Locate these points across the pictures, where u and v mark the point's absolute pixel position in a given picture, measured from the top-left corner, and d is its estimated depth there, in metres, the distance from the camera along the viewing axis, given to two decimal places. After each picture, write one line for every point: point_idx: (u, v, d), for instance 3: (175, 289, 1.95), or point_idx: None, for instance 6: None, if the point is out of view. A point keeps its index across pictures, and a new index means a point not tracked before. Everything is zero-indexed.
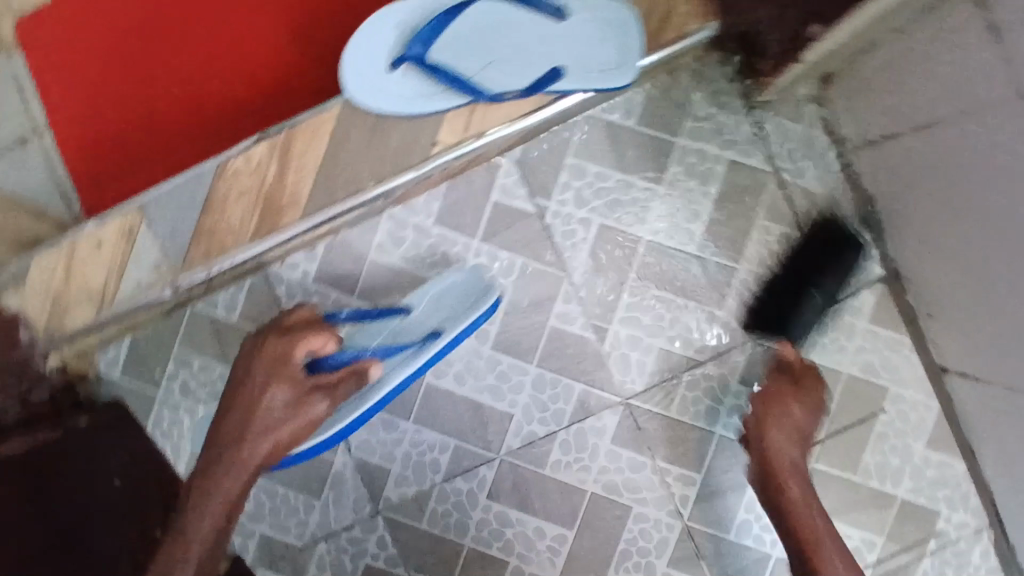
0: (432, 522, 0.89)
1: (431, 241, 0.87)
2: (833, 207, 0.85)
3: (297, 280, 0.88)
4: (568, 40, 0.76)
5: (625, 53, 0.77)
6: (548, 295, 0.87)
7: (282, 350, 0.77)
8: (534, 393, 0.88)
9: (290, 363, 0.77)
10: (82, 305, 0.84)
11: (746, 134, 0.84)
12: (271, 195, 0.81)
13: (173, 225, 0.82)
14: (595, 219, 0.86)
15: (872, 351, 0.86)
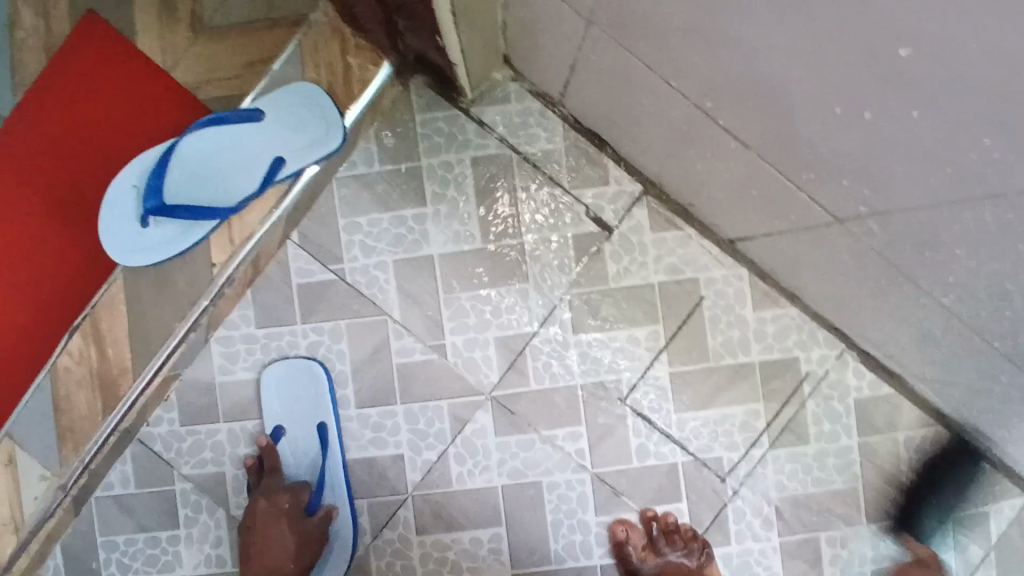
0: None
1: (262, 343, 0.94)
2: (573, 153, 0.94)
3: (166, 431, 0.94)
4: (275, 130, 0.87)
5: (326, 118, 0.89)
6: (382, 339, 0.95)
7: (270, 521, 0.89)
8: (411, 426, 0.95)
9: (276, 531, 0.89)
10: (4, 533, 0.95)
11: (472, 131, 0.94)
12: (103, 372, 0.90)
13: (42, 440, 0.93)
14: (388, 259, 0.94)
15: (668, 253, 0.94)
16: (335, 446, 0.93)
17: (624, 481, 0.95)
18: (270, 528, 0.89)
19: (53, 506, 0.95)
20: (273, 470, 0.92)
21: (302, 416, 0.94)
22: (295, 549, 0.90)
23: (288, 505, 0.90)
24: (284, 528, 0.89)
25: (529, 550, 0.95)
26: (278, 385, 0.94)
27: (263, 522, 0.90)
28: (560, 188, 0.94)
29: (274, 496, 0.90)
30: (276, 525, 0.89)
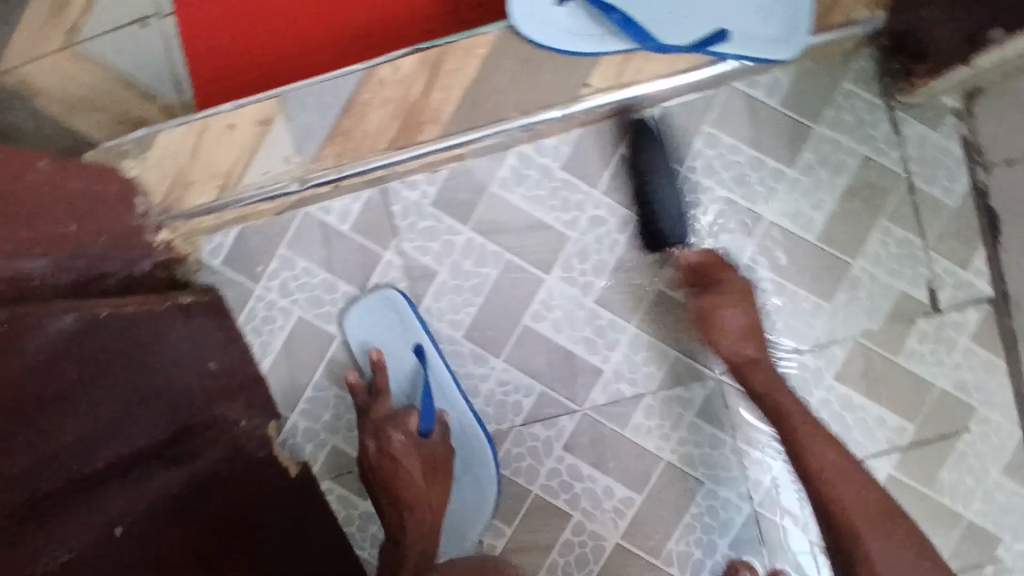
0: (508, 450, 0.89)
1: (552, 185, 0.87)
2: (955, 220, 0.85)
3: (413, 200, 0.88)
4: (738, 11, 0.76)
5: (792, 30, 0.77)
6: (659, 256, 0.87)
7: (390, 443, 0.82)
8: (630, 352, 0.88)
9: (403, 451, 0.81)
10: (204, 185, 0.83)
11: (885, 133, 0.85)
12: (415, 107, 0.81)
13: (311, 122, 0.82)
14: (721, 191, 0.86)
15: (966, 368, 0.87)
16: (434, 364, 0.87)
17: (784, 518, 0.89)
18: (394, 457, 0.81)
19: (270, 196, 0.84)
20: (383, 397, 0.85)
21: (546, 272, 0.88)
22: (423, 472, 0.82)
23: (401, 428, 0.82)
24: (410, 449, 0.82)
25: (646, 531, 0.89)
26: (429, 275, 0.88)
27: (380, 455, 0.82)
28: (920, 240, 0.85)
29: (391, 425, 0.82)
30: (398, 445, 0.82)
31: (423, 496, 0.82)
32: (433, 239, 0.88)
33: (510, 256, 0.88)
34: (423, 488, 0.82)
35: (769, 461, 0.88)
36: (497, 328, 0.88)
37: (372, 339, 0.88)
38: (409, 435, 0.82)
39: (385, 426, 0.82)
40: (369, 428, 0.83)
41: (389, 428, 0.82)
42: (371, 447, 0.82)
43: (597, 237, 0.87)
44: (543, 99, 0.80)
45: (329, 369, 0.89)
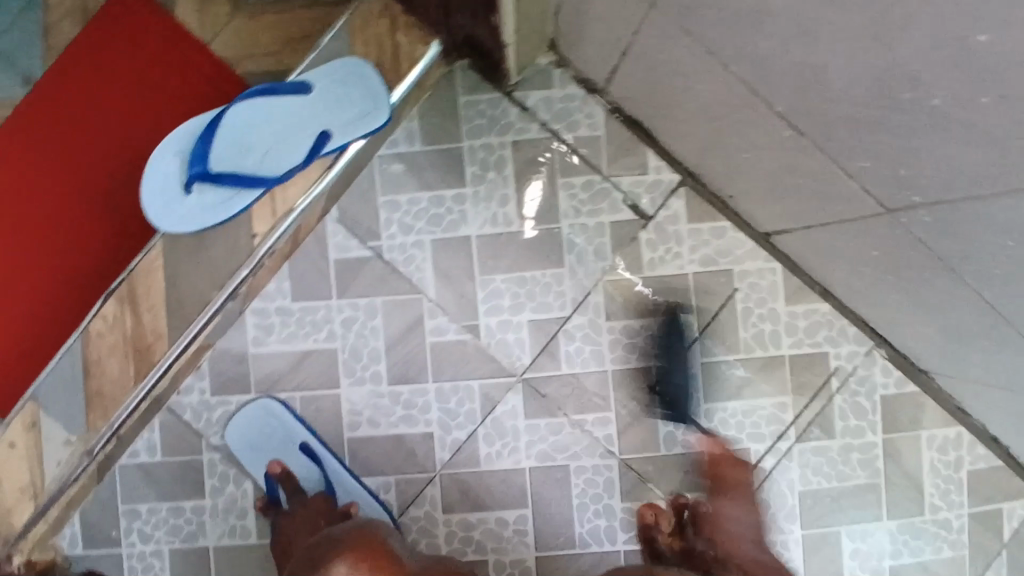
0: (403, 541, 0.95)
1: (297, 318, 0.94)
2: (612, 141, 0.95)
3: (196, 402, 0.94)
4: (320, 108, 0.86)
5: (375, 96, 0.87)
6: (415, 316, 0.95)
7: (306, 520, 0.89)
8: (441, 405, 0.95)
9: (310, 526, 0.89)
10: (21, 502, 0.93)
11: (515, 115, 0.95)
12: (136, 337, 0.89)
13: (65, 402, 0.90)
14: (425, 237, 0.95)
15: (703, 245, 0.95)
16: (325, 457, 0.94)
17: (649, 451, 0.95)
18: (303, 530, 0.89)
19: (75, 477, 0.92)
20: (292, 501, 0.92)
21: (336, 387, 0.95)
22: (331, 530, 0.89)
23: (318, 505, 0.91)
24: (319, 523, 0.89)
25: (551, 531, 0.95)
26: (248, 437, 0.94)
27: (298, 520, 0.90)
28: (598, 173, 0.95)
29: (306, 505, 0.91)
30: (314, 521, 0.89)
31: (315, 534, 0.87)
32: (238, 418, 0.94)
33: (299, 393, 0.95)
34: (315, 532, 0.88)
35: (608, 415, 0.95)
36: (333, 452, 0.95)
37: (263, 454, 0.94)
38: (330, 507, 0.91)
39: (313, 498, 0.92)
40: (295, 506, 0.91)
41: (315, 502, 0.91)
42: (296, 510, 0.91)
43: (356, 334, 0.95)
44: (228, 267, 0.89)
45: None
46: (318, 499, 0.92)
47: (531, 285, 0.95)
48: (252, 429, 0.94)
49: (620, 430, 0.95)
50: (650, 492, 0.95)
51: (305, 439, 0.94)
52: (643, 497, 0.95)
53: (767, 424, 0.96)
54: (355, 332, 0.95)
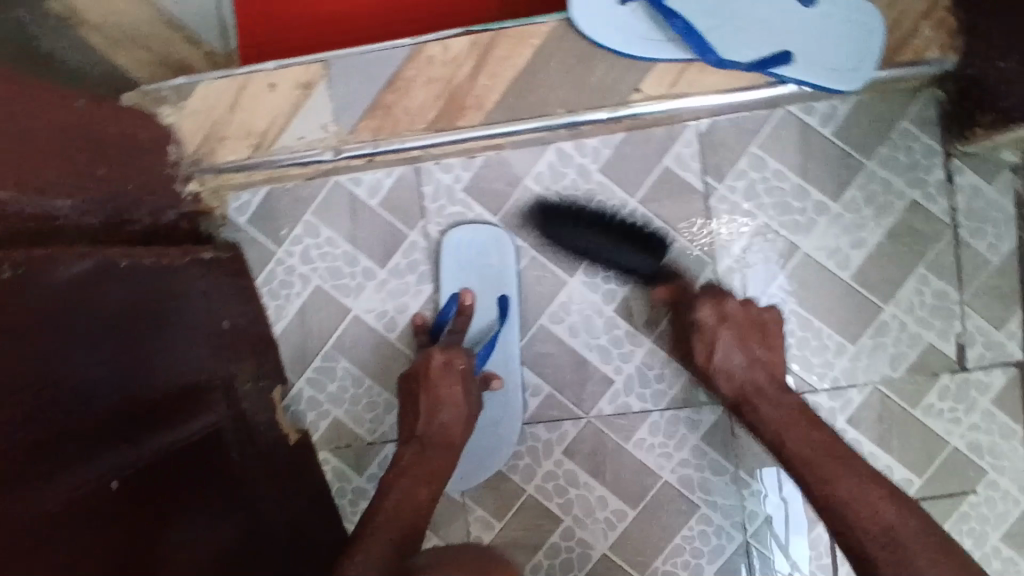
0: (511, 446, 0.87)
1: (588, 188, 0.85)
2: (996, 278, 0.83)
3: (446, 183, 0.86)
4: (801, 31, 0.74)
5: (858, 61, 0.74)
6: (688, 275, 0.85)
7: (446, 374, 0.79)
8: (643, 365, 0.86)
9: (450, 381, 0.78)
10: (234, 141, 0.83)
11: (938, 180, 0.82)
12: (459, 91, 0.79)
13: (351, 91, 0.80)
14: (758, 215, 0.84)
15: (984, 430, 0.85)
16: (509, 322, 0.85)
17: (775, 553, 0.87)
18: (445, 382, 0.79)
19: (300, 162, 0.82)
20: (456, 337, 0.84)
21: (568, 274, 0.86)
22: (464, 410, 0.78)
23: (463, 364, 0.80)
24: (460, 384, 0.79)
25: (637, 544, 0.88)
26: (462, 251, 0.85)
27: (435, 375, 0.79)
28: (956, 293, 0.83)
29: (449, 356, 0.80)
30: (453, 379, 0.79)
31: (449, 426, 0.77)
32: (465, 229, 0.85)
33: (536, 253, 0.86)
34: (446, 413, 0.78)
35: (771, 495, 0.86)
36: (518, 324, 0.86)
37: (461, 276, 0.86)
38: (468, 377, 0.80)
39: (452, 356, 0.80)
40: (434, 359, 0.80)
41: (456, 362, 0.80)
42: (432, 364, 0.79)
43: (626, 246, 0.85)
44: (592, 100, 0.78)
45: (339, 340, 0.88)
46: (460, 362, 0.80)
47: (813, 336, 0.84)
48: (470, 248, 0.85)
49: (770, 516, 0.86)
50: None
51: (507, 293, 0.85)
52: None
53: None
54: (628, 241, 0.85)
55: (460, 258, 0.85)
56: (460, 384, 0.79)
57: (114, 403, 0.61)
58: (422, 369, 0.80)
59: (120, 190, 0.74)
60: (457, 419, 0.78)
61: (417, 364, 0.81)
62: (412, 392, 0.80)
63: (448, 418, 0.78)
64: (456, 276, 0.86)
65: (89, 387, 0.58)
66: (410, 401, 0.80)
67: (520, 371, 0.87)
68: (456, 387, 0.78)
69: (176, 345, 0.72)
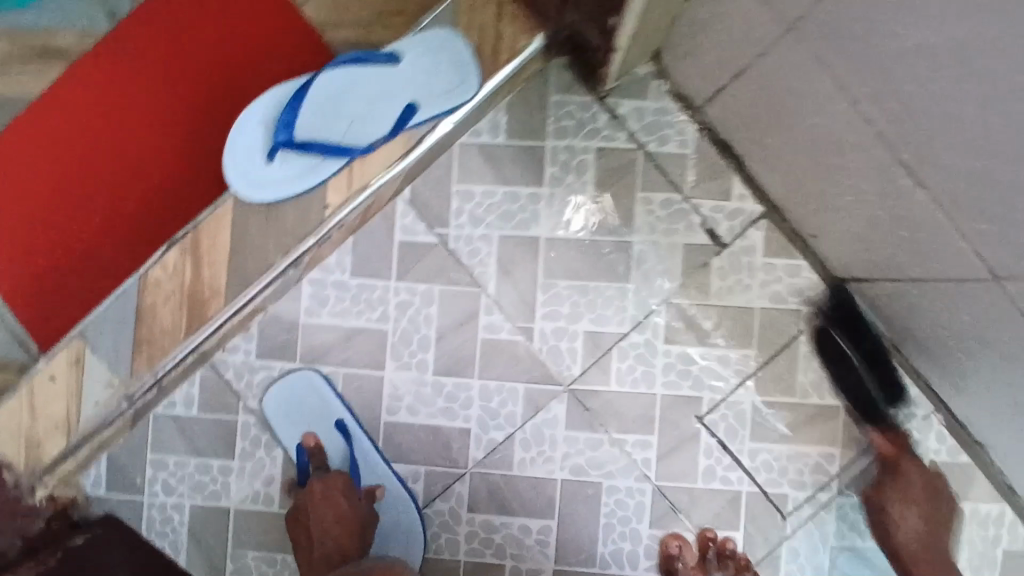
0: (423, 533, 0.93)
1: (352, 294, 0.93)
2: (700, 163, 0.93)
3: (241, 362, 0.93)
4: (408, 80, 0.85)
5: (463, 71, 0.86)
6: (471, 310, 0.93)
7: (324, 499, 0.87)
8: (483, 402, 0.93)
9: (330, 502, 0.87)
10: (53, 435, 0.92)
11: (605, 121, 0.92)
12: (193, 289, 0.89)
13: (115, 342, 0.90)
14: (493, 232, 0.93)
15: (775, 280, 0.92)
16: (357, 436, 0.92)
17: (684, 481, 0.93)
18: (326, 507, 0.87)
19: (112, 418, 0.91)
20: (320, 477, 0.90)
21: (380, 370, 0.93)
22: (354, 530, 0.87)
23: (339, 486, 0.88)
24: (343, 502, 0.88)
25: (574, 544, 0.94)
26: (285, 406, 0.93)
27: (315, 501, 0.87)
28: (679, 193, 0.93)
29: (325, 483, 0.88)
30: (332, 499, 0.87)
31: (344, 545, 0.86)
32: (277, 387, 0.93)
33: (344, 369, 0.93)
34: (338, 534, 0.86)
35: (651, 437, 0.93)
36: (367, 433, 0.93)
37: (297, 426, 0.93)
38: (352, 494, 0.89)
39: (334, 480, 0.88)
40: (319, 485, 0.88)
41: (338, 486, 0.88)
42: (317, 492, 0.88)
43: (409, 319, 0.93)
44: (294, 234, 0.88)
45: (237, 538, 0.94)
46: (341, 484, 0.88)
47: (595, 295, 0.93)
48: (289, 400, 0.93)
49: (662, 455, 0.93)
50: (678, 519, 0.94)
51: (340, 417, 0.93)
52: (671, 520, 0.94)
53: (814, 465, 0.93)
54: (408, 315, 0.93)
55: (287, 413, 0.93)
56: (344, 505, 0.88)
57: None
58: (310, 501, 0.88)
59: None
60: (350, 536, 0.87)
61: (300, 499, 0.89)
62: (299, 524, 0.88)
63: (341, 537, 0.86)
64: (292, 428, 0.93)
65: None
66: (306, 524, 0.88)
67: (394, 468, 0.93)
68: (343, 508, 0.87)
69: None
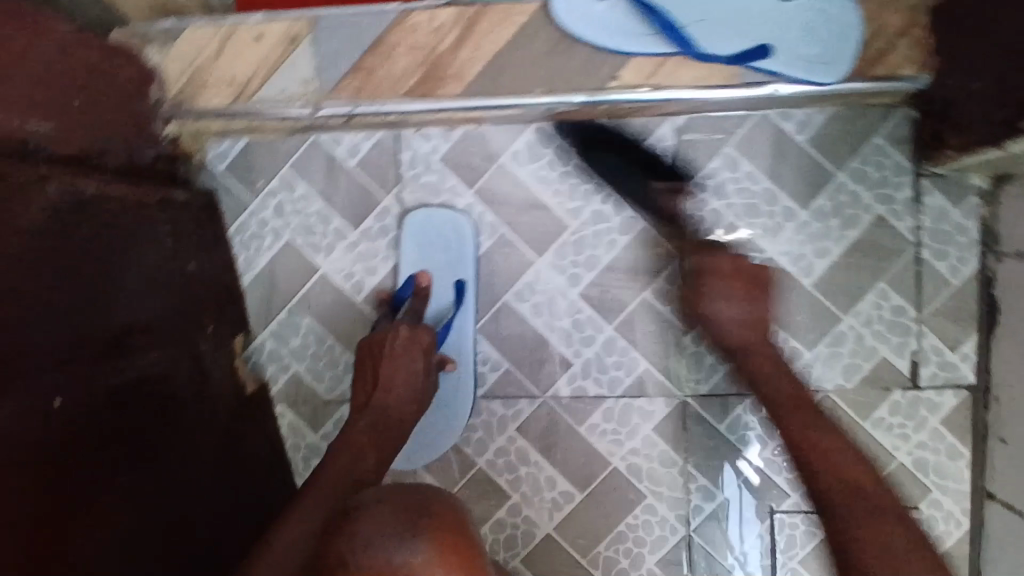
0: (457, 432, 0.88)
1: (567, 171, 0.86)
2: (956, 300, 0.84)
3: (424, 152, 0.87)
4: (782, 21, 0.76)
5: (836, 48, 0.76)
6: (655, 265, 0.86)
7: (409, 346, 0.80)
8: (602, 353, 0.87)
9: (409, 360, 0.79)
10: (218, 86, 0.83)
11: (906, 196, 0.83)
12: (439, 61, 0.79)
13: (336, 50, 0.81)
14: (729, 214, 0.84)
15: (931, 449, 0.85)
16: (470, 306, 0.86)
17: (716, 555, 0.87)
18: (401, 351, 0.79)
19: (279, 113, 0.83)
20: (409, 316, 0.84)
21: (536, 255, 0.87)
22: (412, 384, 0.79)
23: (426, 338, 0.81)
24: (420, 358, 0.80)
25: (579, 524, 0.89)
26: (424, 231, 0.86)
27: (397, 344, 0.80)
28: (914, 309, 0.84)
29: (414, 332, 0.81)
30: (414, 357, 0.79)
31: (397, 394, 0.78)
32: (431, 211, 0.86)
33: (506, 230, 0.87)
34: (396, 384, 0.78)
35: (722, 496, 0.87)
36: (478, 304, 0.87)
37: (421, 258, 0.87)
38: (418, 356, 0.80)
39: (414, 330, 0.81)
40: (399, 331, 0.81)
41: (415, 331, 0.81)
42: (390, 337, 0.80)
43: (594, 232, 0.86)
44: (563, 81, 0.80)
45: (305, 299, 0.90)
46: (420, 341, 0.80)
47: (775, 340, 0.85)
48: (436, 226, 0.86)
49: (715, 517, 0.87)
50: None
51: (463, 279, 0.86)
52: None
53: None
54: (599, 229, 0.86)
55: (428, 229, 0.86)
56: (406, 367, 0.78)
57: (64, 455, 0.55)
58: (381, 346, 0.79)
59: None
60: (409, 392, 0.78)
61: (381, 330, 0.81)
62: (365, 360, 0.81)
63: (398, 391, 0.78)
64: (418, 253, 0.87)
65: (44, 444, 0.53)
66: (367, 371, 0.80)
67: (486, 345, 0.88)
68: (405, 362, 0.79)
69: (137, 365, 0.67)
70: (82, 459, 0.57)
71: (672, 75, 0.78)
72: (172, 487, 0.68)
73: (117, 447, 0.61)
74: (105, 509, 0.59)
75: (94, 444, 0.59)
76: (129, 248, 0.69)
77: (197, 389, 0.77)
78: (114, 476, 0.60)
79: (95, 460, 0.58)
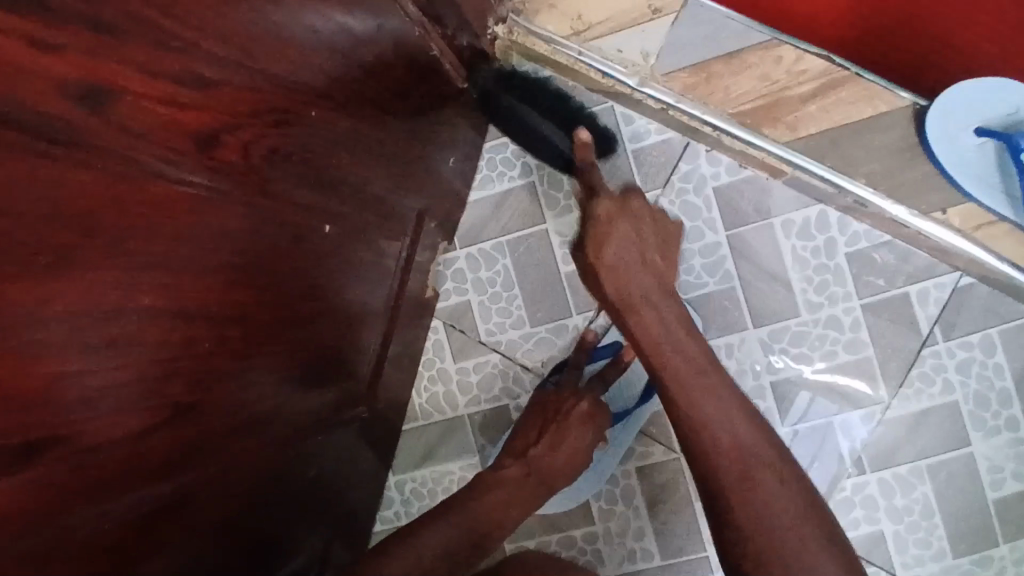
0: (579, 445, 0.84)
1: (825, 265, 0.80)
2: None
3: (704, 173, 0.82)
4: None
5: None
6: (857, 395, 0.80)
7: (584, 424, 0.79)
8: None
9: (577, 431, 0.78)
10: (563, 18, 0.81)
11: None
12: (783, 103, 0.77)
13: (693, 40, 0.78)
14: (958, 392, 0.78)
15: None
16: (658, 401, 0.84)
17: None
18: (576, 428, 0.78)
19: (605, 69, 0.80)
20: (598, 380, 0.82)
21: (751, 324, 0.82)
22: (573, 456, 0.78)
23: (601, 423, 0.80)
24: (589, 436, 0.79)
25: None
26: (662, 308, 0.84)
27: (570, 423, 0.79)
28: None
29: (593, 412, 0.79)
30: (583, 437, 0.79)
31: (555, 457, 0.77)
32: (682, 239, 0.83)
33: (736, 285, 0.82)
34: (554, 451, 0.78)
35: None
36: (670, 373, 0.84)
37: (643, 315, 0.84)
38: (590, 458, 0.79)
39: (594, 416, 0.79)
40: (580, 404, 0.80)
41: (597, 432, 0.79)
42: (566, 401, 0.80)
43: (819, 334, 0.80)
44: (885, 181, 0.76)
45: (516, 242, 0.88)
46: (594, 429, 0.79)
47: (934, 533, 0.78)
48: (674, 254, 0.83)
49: None
50: None
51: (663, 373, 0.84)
52: None
53: None
54: (824, 335, 0.80)
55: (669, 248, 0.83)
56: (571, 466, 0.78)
57: (225, 333, 0.49)
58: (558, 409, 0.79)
59: (200, 260, 0.43)
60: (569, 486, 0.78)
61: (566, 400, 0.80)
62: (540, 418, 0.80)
63: (550, 447, 0.78)
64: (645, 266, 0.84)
65: (215, 308, 0.47)
66: (534, 425, 0.81)
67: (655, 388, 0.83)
68: (566, 432, 0.79)
69: (317, 273, 0.60)
70: (236, 346, 0.50)
71: (987, 234, 0.76)
72: (289, 413, 0.62)
73: (264, 342, 0.55)
74: (238, 402, 0.52)
75: (253, 336, 0.52)
76: (365, 141, 0.62)
77: (350, 318, 0.69)
78: (255, 375, 0.54)
79: (244, 350, 0.52)
